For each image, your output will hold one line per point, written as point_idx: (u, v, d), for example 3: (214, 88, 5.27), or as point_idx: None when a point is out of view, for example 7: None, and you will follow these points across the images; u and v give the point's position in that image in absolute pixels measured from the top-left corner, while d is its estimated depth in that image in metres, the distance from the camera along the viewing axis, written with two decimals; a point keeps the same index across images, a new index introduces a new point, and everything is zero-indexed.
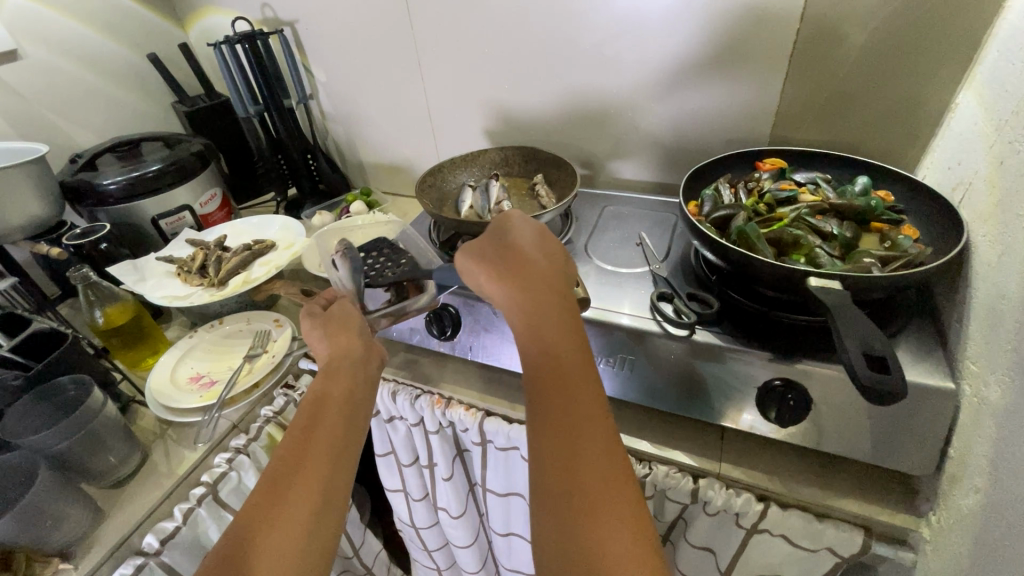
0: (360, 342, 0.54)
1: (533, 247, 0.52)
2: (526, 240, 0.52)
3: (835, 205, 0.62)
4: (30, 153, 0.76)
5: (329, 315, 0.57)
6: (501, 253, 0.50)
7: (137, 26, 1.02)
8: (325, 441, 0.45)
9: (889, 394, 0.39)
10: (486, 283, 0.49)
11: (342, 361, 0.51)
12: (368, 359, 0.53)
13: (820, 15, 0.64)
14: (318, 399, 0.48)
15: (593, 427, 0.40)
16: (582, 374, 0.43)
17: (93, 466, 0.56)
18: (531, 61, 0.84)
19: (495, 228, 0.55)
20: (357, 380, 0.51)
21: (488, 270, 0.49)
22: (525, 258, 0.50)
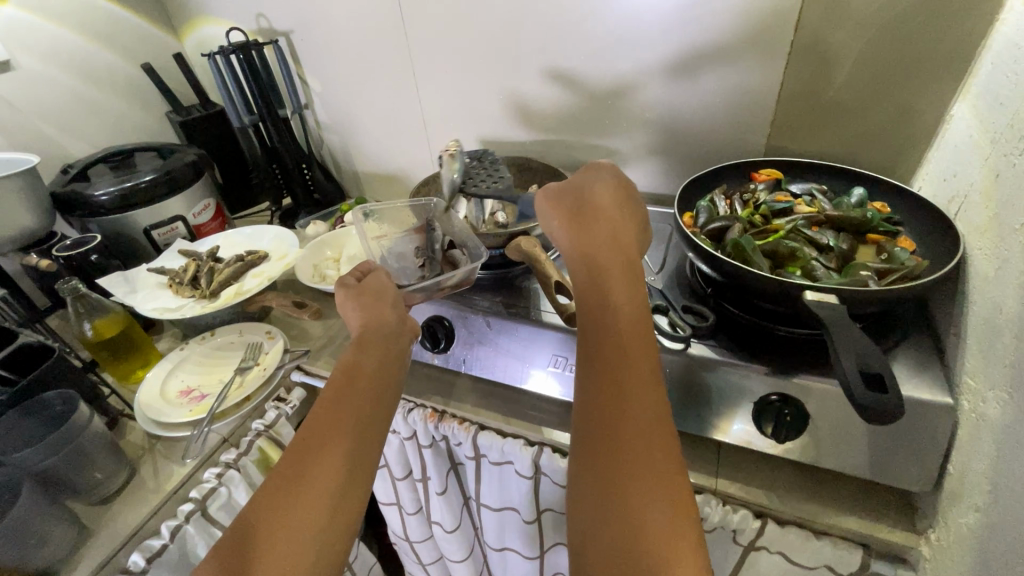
0: (393, 318, 0.53)
1: (612, 201, 0.51)
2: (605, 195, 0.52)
3: (830, 217, 0.62)
4: (20, 165, 0.76)
5: (364, 287, 0.55)
6: (577, 209, 0.51)
7: (131, 37, 1.02)
8: (355, 415, 0.44)
9: (888, 412, 0.38)
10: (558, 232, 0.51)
11: (376, 338, 0.50)
12: (399, 336, 0.52)
13: (814, 27, 0.64)
14: (350, 374, 0.47)
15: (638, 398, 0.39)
16: (632, 348, 0.42)
17: (79, 482, 0.55)
18: (526, 71, 0.84)
19: (582, 176, 0.54)
20: (387, 357, 0.50)
21: (567, 223, 0.51)
22: (600, 215, 0.50)
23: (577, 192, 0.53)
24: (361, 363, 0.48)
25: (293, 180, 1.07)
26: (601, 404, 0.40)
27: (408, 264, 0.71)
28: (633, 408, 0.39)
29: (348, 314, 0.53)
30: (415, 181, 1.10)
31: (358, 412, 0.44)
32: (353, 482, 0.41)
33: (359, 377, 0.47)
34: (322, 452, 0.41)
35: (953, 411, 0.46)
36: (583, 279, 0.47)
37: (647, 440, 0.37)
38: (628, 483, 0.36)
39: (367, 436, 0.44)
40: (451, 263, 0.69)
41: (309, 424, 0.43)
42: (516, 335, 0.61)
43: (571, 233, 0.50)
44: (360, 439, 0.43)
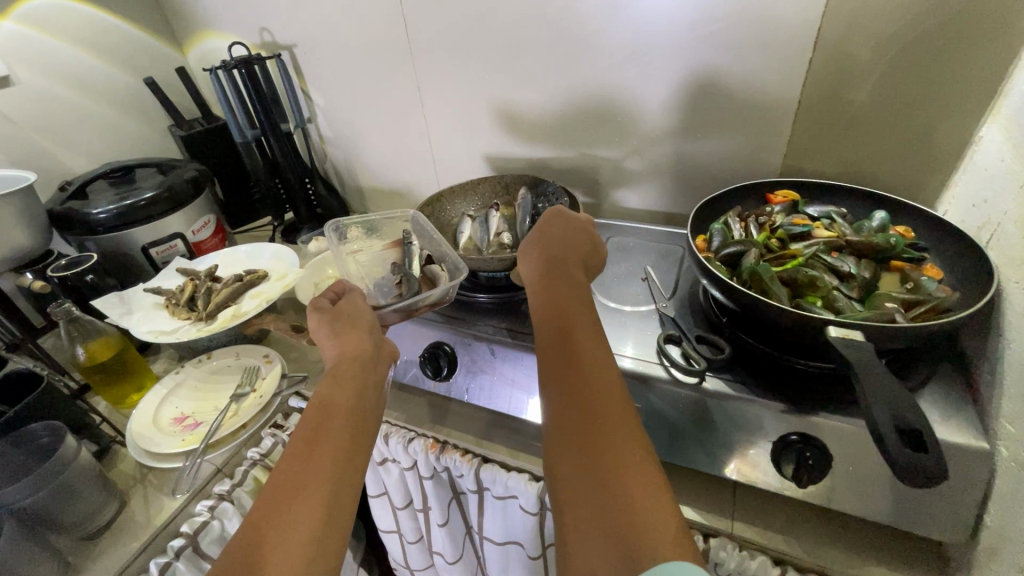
0: (370, 341, 0.51)
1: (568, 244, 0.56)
2: (557, 232, 0.57)
3: (851, 242, 0.59)
4: (16, 183, 0.74)
5: (338, 310, 0.54)
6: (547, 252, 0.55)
7: (134, 50, 1.01)
8: (333, 444, 0.42)
9: (927, 479, 0.35)
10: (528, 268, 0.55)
11: (353, 360, 0.49)
12: (378, 359, 0.51)
13: (834, 45, 0.61)
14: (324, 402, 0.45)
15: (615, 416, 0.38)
16: (596, 369, 0.41)
17: (66, 518, 0.53)
18: (532, 87, 0.82)
19: (557, 219, 0.59)
20: (367, 381, 0.48)
21: (530, 254, 0.56)
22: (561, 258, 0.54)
23: (539, 232, 0.58)
24: (337, 390, 0.46)
25: (295, 195, 1.05)
26: (578, 424, 0.38)
27: (385, 281, 0.70)
28: (607, 425, 0.37)
29: (322, 339, 0.51)
30: (419, 196, 1.08)
31: (337, 440, 0.42)
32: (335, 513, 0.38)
33: (336, 410, 0.44)
34: (300, 487, 0.39)
35: (990, 459, 0.43)
36: (541, 304, 0.49)
37: (624, 455, 0.35)
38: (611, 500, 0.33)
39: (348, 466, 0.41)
40: (429, 279, 0.67)
41: (286, 459, 0.41)
42: (519, 362, 0.59)
43: (536, 270, 0.54)
44: (340, 470, 0.41)
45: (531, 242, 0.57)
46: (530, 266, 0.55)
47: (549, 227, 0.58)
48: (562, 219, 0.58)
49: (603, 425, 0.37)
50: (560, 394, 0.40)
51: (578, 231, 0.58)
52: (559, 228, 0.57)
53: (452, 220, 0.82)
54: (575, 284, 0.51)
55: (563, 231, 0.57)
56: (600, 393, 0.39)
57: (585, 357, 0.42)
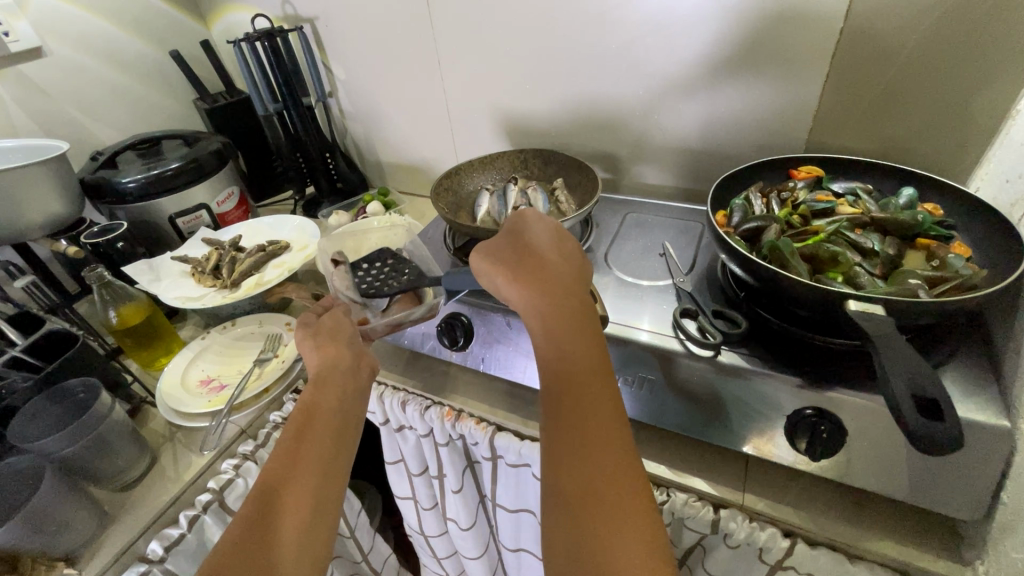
0: (349, 351, 0.53)
1: (549, 248, 0.49)
2: (539, 235, 0.50)
3: (877, 219, 0.58)
4: (50, 151, 0.77)
5: (320, 325, 0.55)
6: (519, 256, 0.48)
7: (160, 23, 1.02)
8: (315, 450, 0.44)
9: (943, 446, 0.35)
10: (503, 285, 0.47)
11: (333, 369, 0.50)
12: (359, 366, 0.53)
13: (866, 15, 0.59)
14: (308, 410, 0.47)
15: (599, 426, 0.38)
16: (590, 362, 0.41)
17: (101, 470, 0.56)
18: (552, 60, 0.81)
19: (512, 225, 0.52)
20: (347, 386, 0.50)
21: (506, 280, 0.47)
22: (541, 260, 0.47)
23: (507, 241, 0.50)
24: (318, 396, 0.48)
25: (316, 169, 1.07)
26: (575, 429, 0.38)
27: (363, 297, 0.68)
28: (592, 440, 0.38)
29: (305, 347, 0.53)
30: (437, 172, 1.08)
31: (319, 445, 0.45)
32: (322, 511, 0.41)
33: (319, 414, 0.47)
34: (290, 487, 0.42)
35: (1011, 436, 0.42)
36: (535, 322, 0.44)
37: (600, 472, 0.37)
38: (587, 521, 0.35)
39: (333, 470, 0.44)
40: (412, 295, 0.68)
41: (275, 457, 0.44)
42: None
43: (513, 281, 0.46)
44: (322, 474, 0.43)
45: (504, 259, 0.48)
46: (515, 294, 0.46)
47: (521, 232, 0.51)
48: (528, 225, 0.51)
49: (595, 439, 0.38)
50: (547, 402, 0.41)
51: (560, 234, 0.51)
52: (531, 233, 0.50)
53: (470, 193, 0.83)
54: (583, 298, 0.45)
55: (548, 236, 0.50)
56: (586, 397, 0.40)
57: (571, 346, 0.42)
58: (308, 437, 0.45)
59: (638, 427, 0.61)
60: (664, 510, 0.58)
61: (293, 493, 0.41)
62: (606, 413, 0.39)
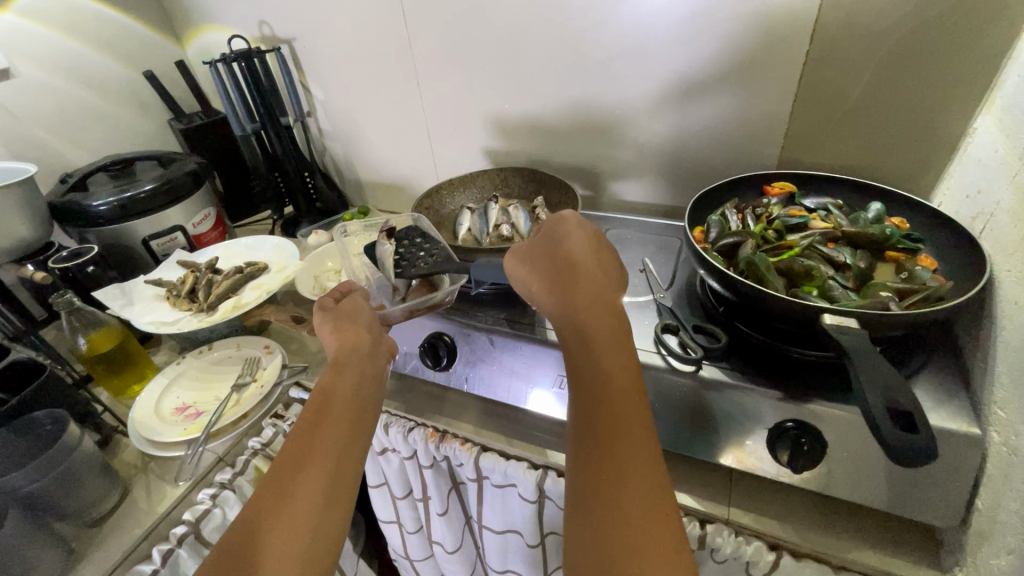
0: (369, 336, 0.52)
1: (586, 255, 0.49)
2: (580, 239, 0.49)
3: (848, 233, 0.60)
4: (17, 175, 0.75)
5: (340, 309, 0.54)
6: (554, 265, 0.49)
7: (133, 44, 1.01)
8: (333, 433, 0.43)
9: (919, 458, 0.36)
10: (540, 294, 0.49)
11: (350, 354, 0.49)
12: (377, 352, 0.52)
13: (831, 36, 0.62)
14: (325, 395, 0.46)
15: (628, 422, 0.40)
16: (621, 377, 0.42)
17: (69, 506, 0.53)
18: (530, 80, 0.82)
19: (549, 228, 0.51)
20: (366, 373, 0.49)
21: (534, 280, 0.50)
22: (576, 270, 0.48)
23: (545, 246, 0.51)
24: (336, 381, 0.47)
25: (295, 188, 1.06)
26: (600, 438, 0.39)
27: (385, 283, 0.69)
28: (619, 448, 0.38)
29: (324, 334, 0.52)
30: (418, 190, 1.08)
31: (337, 427, 0.44)
32: (335, 500, 0.40)
33: (336, 399, 0.46)
34: (304, 469, 0.41)
35: (982, 444, 0.44)
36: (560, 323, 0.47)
37: (630, 461, 0.38)
38: (609, 515, 0.36)
39: (348, 458, 0.42)
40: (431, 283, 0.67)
41: (291, 438, 0.43)
42: (519, 353, 0.60)
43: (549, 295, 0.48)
44: (340, 456, 0.42)
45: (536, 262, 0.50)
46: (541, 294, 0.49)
47: (556, 237, 0.50)
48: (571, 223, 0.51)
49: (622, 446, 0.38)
50: (578, 390, 0.43)
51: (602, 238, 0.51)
52: (565, 241, 0.50)
53: (451, 212, 0.83)
54: (616, 308, 0.46)
55: (583, 242, 0.49)
56: (616, 400, 0.41)
57: (602, 353, 0.43)
58: (324, 422, 0.44)
59: None
60: None
61: (307, 477, 0.40)
62: (631, 410, 0.40)
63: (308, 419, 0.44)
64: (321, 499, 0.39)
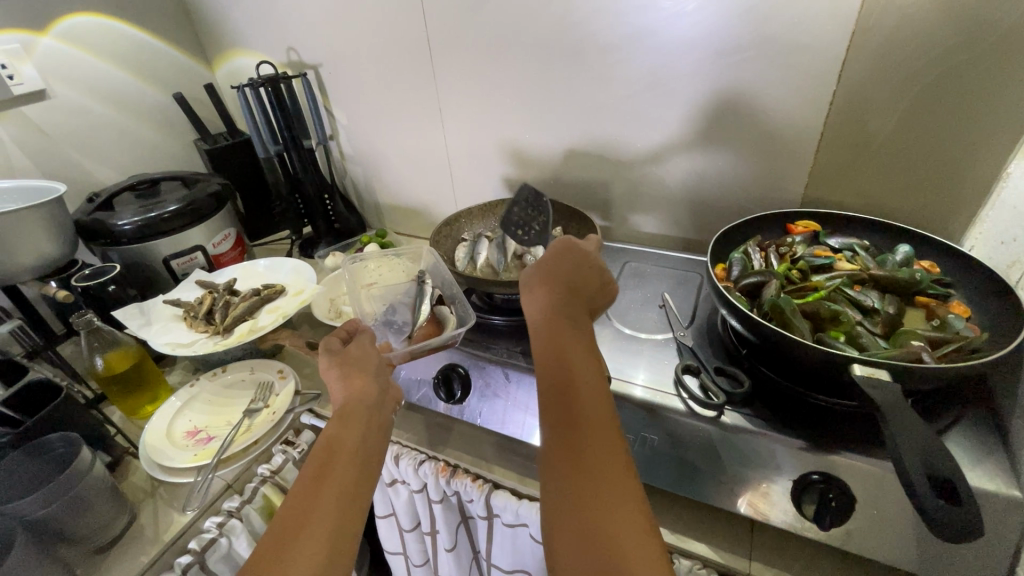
0: (376, 386, 0.50)
1: (581, 276, 0.53)
2: (578, 263, 0.53)
3: (875, 276, 0.58)
4: (47, 193, 0.76)
5: (346, 355, 0.53)
6: (557, 275, 0.53)
7: (164, 66, 1.04)
8: (337, 487, 0.40)
9: (963, 532, 0.34)
10: (535, 297, 0.52)
11: (358, 404, 0.48)
12: (382, 403, 0.50)
13: (861, 75, 0.61)
14: (329, 446, 0.44)
15: (609, 474, 0.37)
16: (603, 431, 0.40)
17: (76, 532, 0.53)
18: (552, 112, 0.83)
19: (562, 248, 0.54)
20: (372, 423, 0.47)
21: (533, 286, 0.53)
22: (569, 283, 0.52)
23: (558, 259, 0.54)
24: (342, 432, 0.45)
25: (314, 210, 1.07)
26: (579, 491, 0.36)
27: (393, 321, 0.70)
28: (606, 506, 0.35)
29: (330, 383, 0.50)
30: (436, 215, 1.09)
31: (340, 483, 0.41)
32: (337, 560, 0.37)
33: (343, 452, 0.43)
34: (303, 528, 0.38)
35: None
36: (539, 334, 0.48)
37: (617, 520, 0.35)
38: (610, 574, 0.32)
39: (351, 520, 0.39)
40: (438, 323, 0.67)
41: (293, 494, 0.40)
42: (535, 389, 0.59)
43: (542, 297, 0.51)
44: (345, 513, 0.39)
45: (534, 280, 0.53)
46: (537, 300, 0.51)
47: (560, 255, 0.54)
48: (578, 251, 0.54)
49: (608, 503, 0.36)
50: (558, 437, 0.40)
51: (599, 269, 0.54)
52: (572, 263, 0.53)
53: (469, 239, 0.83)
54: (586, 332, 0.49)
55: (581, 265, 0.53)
56: (594, 449, 0.38)
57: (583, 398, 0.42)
58: (329, 474, 0.42)
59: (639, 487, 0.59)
60: None
61: (309, 533, 0.37)
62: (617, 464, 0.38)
63: (312, 473, 0.41)
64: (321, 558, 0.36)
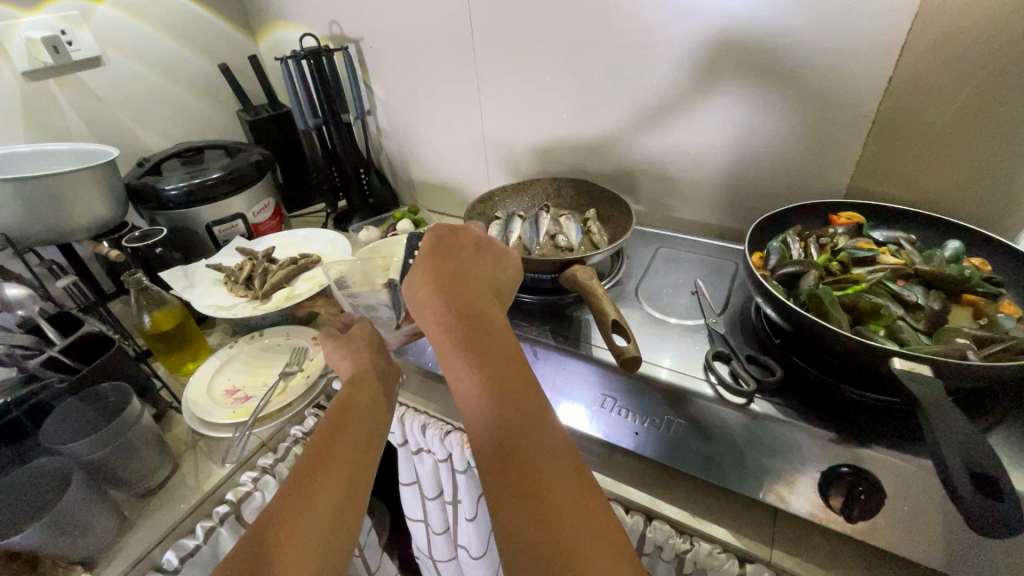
0: (381, 362, 0.55)
1: (475, 267, 0.50)
2: (468, 256, 0.51)
3: (920, 271, 0.56)
4: (101, 156, 0.80)
5: (349, 338, 0.57)
6: (451, 269, 0.49)
7: (211, 37, 1.06)
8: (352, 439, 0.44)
9: (1002, 528, 0.33)
10: (432, 294, 0.46)
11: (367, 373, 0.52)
12: (386, 377, 0.54)
13: (920, 61, 0.58)
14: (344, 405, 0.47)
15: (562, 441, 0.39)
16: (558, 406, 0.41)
17: (124, 475, 0.56)
18: (590, 93, 0.82)
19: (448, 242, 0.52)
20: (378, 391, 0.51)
21: (430, 281, 0.47)
22: (464, 274, 0.49)
23: (446, 255, 0.50)
24: (354, 395, 0.49)
25: (350, 184, 1.08)
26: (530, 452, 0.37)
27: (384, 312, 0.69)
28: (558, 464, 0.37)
29: (335, 360, 0.54)
30: (468, 193, 1.09)
31: (354, 436, 0.45)
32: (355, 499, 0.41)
33: (355, 410, 0.47)
34: (326, 465, 0.42)
35: None
36: (454, 327, 0.44)
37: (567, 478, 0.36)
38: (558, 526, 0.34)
39: (364, 467, 0.43)
40: None
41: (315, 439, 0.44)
42: (563, 368, 0.62)
43: (437, 289, 0.46)
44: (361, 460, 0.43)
45: (426, 273, 0.48)
46: (435, 299, 0.46)
47: (452, 246, 0.52)
48: (464, 234, 0.53)
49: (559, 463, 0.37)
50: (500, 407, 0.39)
51: (489, 245, 0.53)
52: (463, 256, 0.51)
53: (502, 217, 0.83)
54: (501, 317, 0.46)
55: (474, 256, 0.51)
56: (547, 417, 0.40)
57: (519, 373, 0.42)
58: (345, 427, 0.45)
59: (662, 470, 0.60)
60: (688, 559, 0.57)
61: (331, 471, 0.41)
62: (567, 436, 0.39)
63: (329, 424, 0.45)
64: (341, 496, 0.40)
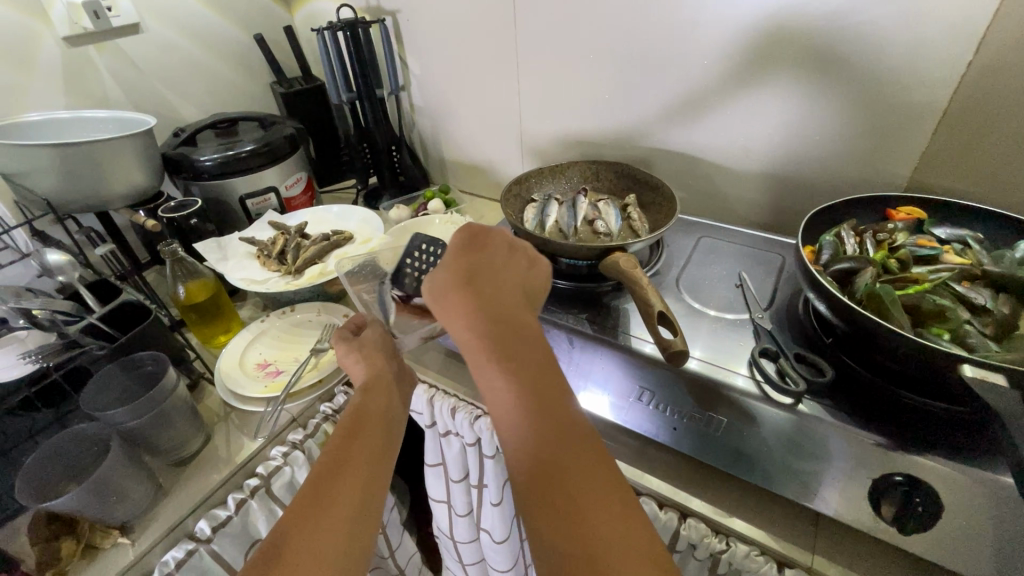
0: (394, 366, 0.54)
1: (499, 270, 0.47)
2: (493, 256, 0.47)
3: (988, 272, 0.53)
4: (138, 125, 0.79)
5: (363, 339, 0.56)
6: (474, 272, 0.45)
7: (247, 6, 1.05)
8: (367, 446, 0.44)
9: None
10: (455, 303, 0.43)
11: (381, 377, 0.51)
12: (399, 382, 0.54)
13: (1004, 46, 0.54)
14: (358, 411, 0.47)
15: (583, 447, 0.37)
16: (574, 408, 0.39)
17: (160, 444, 0.57)
18: (633, 73, 0.78)
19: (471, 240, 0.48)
20: (392, 396, 0.50)
21: (451, 289, 0.43)
22: (489, 278, 0.45)
23: (471, 257, 0.46)
24: (368, 400, 0.48)
25: (381, 161, 1.07)
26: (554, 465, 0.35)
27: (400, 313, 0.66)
28: (578, 473, 0.35)
29: (349, 363, 0.53)
30: (499, 174, 1.07)
31: (369, 442, 0.44)
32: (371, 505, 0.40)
33: (369, 417, 0.47)
34: (341, 474, 0.41)
35: None
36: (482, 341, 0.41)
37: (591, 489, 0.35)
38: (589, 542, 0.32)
39: (380, 473, 0.43)
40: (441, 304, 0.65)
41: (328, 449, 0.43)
42: (601, 358, 0.59)
43: (461, 296, 0.43)
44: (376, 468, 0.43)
45: (447, 278, 0.44)
46: (459, 308, 0.42)
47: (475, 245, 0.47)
48: (491, 232, 0.50)
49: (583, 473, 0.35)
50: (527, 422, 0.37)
51: (516, 246, 0.50)
52: (486, 256, 0.47)
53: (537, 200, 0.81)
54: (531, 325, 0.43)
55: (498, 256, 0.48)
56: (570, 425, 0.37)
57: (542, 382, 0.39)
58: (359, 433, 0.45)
59: (697, 466, 0.58)
60: (722, 558, 0.57)
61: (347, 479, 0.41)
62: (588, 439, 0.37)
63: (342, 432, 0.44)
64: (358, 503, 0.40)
